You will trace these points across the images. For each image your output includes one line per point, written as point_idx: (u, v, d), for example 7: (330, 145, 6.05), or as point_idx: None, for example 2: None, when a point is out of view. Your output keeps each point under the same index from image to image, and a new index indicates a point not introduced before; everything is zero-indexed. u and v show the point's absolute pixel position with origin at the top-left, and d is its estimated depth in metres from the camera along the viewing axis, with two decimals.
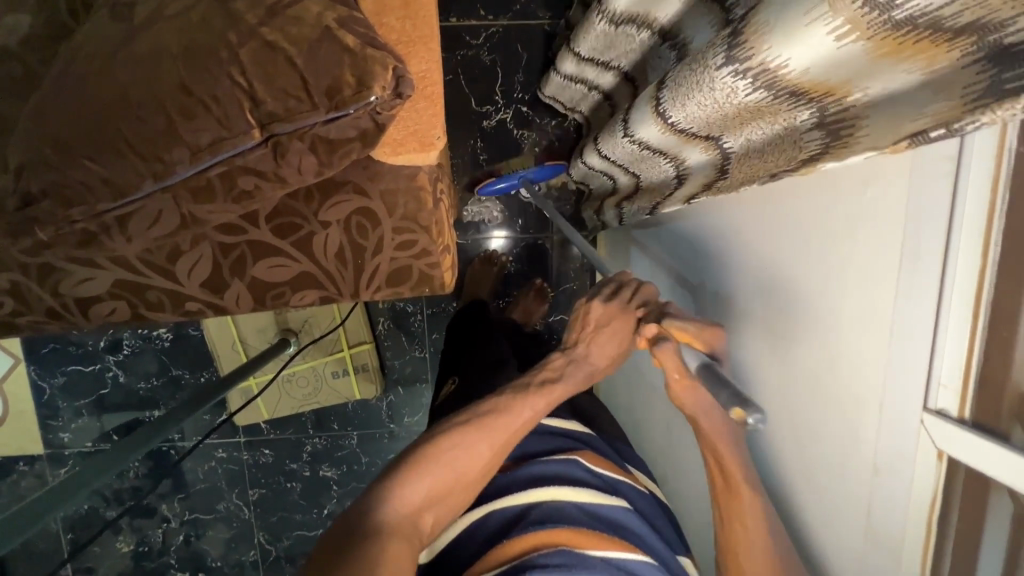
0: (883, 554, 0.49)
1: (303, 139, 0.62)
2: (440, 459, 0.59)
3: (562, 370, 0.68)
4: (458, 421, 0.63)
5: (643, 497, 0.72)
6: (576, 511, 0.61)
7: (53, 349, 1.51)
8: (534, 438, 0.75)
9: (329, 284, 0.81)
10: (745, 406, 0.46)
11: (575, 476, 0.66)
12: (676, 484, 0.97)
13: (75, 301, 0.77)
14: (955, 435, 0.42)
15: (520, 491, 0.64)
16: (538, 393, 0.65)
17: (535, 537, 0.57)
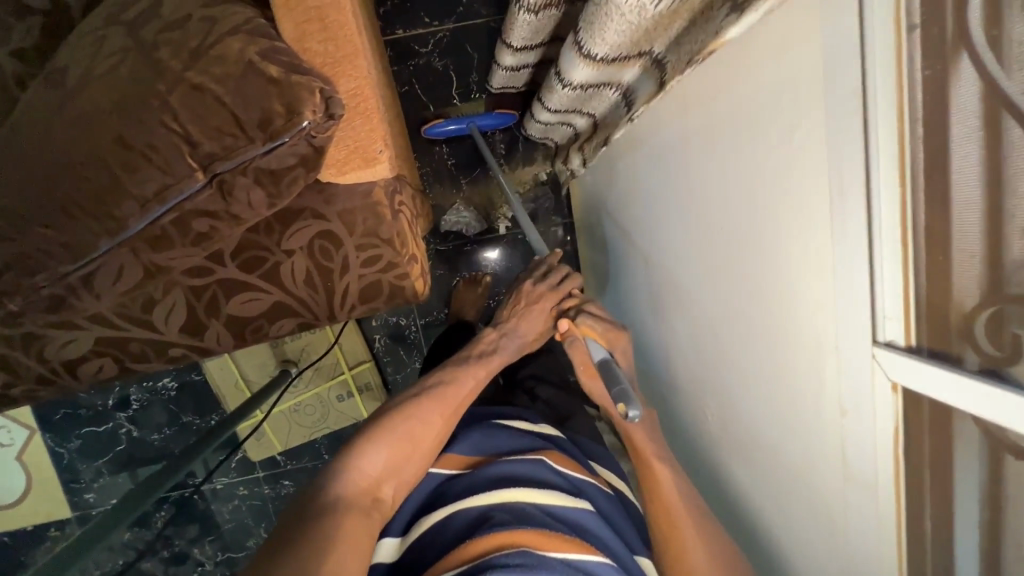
0: (862, 493, 0.49)
1: (247, 174, 0.63)
2: (394, 428, 0.71)
3: (496, 343, 0.88)
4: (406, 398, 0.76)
5: (608, 500, 0.75)
6: (538, 512, 0.63)
7: (64, 415, 1.54)
8: (504, 438, 0.77)
9: (305, 310, 0.82)
10: (628, 403, 0.62)
11: (540, 476, 0.69)
12: None
13: (62, 365, 0.79)
14: (907, 365, 0.42)
15: (486, 491, 0.65)
16: (477, 364, 0.84)
17: (497, 536, 0.58)
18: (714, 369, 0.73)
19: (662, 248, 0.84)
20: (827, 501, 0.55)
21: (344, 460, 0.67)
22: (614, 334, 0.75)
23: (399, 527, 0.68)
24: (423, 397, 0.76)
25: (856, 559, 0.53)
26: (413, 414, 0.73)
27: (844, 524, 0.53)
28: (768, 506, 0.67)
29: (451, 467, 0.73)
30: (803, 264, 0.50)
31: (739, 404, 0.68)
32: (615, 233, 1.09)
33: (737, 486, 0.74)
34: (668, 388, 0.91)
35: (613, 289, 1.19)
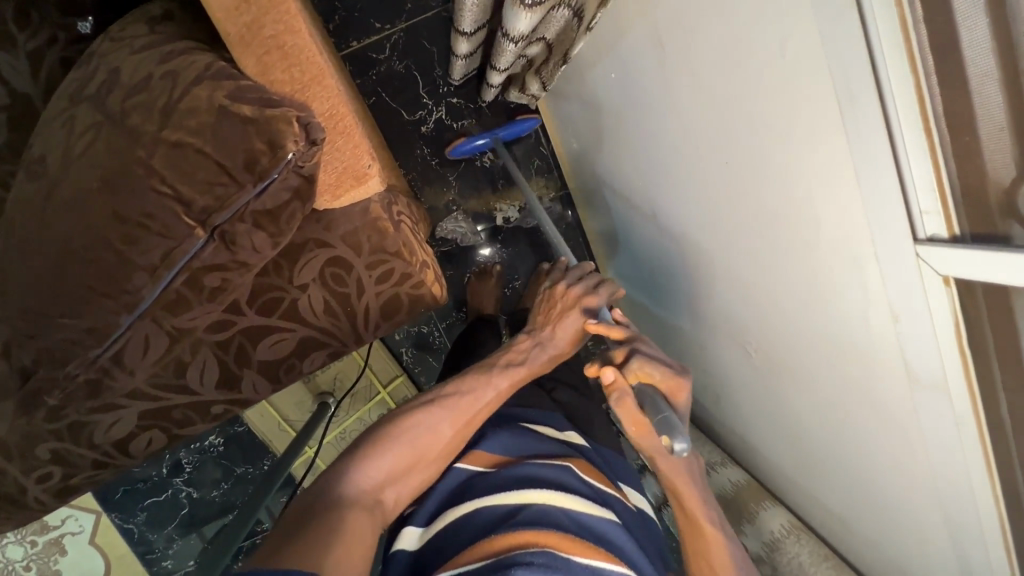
0: (931, 394, 0.47)
1: (244, 219, 0.62)
2: (407, 435, 0.69)
3: (527, 351, 0.80)
4: (426, 400, 0.73)
5: (631, 512, 0.71)
6: (567, 515, 0.60)
7: (124, 492, 1.57)
8: (530, 438, 0.74)
9: (332, 339, 0.82)
10: (673, 437, 0.56)
11: (567, 481, 0.66)
12: (719, 404, 0.97)
13: (114, 445, 0.80)
14: (951, 254, 0.40)
15: (514, 489, 0.62)
16: (503, 374, 0.76)
17: (523, 536, 0.56)
18: (746, 302, 0.72)
19: (668, 203, 0.83)
20: (897, 417, 0.54)
21: (350, 463, 0.65)
22: (673, 381, 0.63)
23: (423, 517, 0.66)
24: (432, 408, 0.72)
25: (938, 467, 0.52)
26: (423, 424, 0.70)
27: (919, 435, 0.52)
28: (835, 435, 0.67)
29: (479, 463, 0.69)
30: (825, 185, 0.49)
31: (780, 330, 0.67)
32: (617, 203, 1.07)
33: (799, 421, 0.74)
34: (707, 340, 0.90)
35: (626, 257, 1.18)
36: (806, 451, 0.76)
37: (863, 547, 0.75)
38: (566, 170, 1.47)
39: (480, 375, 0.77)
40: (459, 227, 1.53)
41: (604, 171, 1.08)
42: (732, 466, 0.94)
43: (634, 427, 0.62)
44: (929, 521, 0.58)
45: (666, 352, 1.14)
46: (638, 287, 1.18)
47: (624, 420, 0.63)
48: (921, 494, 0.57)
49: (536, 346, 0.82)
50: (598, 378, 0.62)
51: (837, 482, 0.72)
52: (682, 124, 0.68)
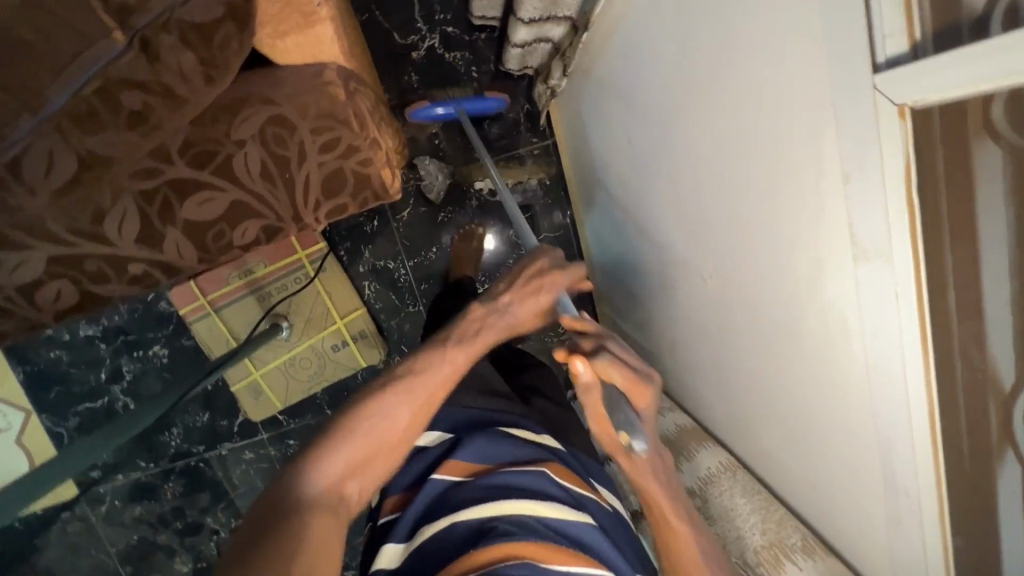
0: (875, 269, 0.43)
1: (170, 31, 0.57)
2: (357, 429, 0.56)
3: (482, 322, 0.68)
4: (378, 386, 0.60)
5: (608, 513, 0.68)
6: (541, 523, 0.57)
7: (59, 393, 1.51)
8: (507, 443, 0.67)
9: (267, 210, 0.77)
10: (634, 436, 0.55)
11: (543, 488, 0.61)
12: (675, 350, 0.92)
13: (18, 291, 0.74)
14: (912, 74, 0.35)
15: (487, 505, 0.58)
16: (458, 349, 0.65)
17: (501, 550, 0.53)
18: (707, 218, 0.68)
19: (645, 121, 0.80)
20: (841, 326, 0.50)
21: (302, 463, 0.53)
22: (636, 387, 0.57)
23: (398, 534, 0.61)
24: (391, 389, 0.60)
25: (875, 379, 0.47)
26: (377, 412, 0.58)
27: (861, 342, 0.48)
28: (780, 367, 0.63)
29: (452, 472, 0.63)
30: (793, 44, 0.45)
31: (737, 242, 0.63)
32: (602, 144, 1.04)
33: (746, 359, 0.70)
34: (672, 279, 0.86)
35: (605, 208, 1.14)
36: (748, 389, 0.71)
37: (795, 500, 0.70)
38: (557, 128, 1.48)
39: (436, 349, 0.64)
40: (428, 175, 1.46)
41: (588, 103, 1.05)
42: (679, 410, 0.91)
43: (596, 421, 0.58)
44: (859, 443, 0.53)
45: (635, 305, 1.10)
46: (613, 240, 1.15)
47: (589, 415, 0.58)
48: (856, 419, 0.52)
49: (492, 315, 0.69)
50: (567, 369, 0.55)
51: (777, 425, 0.68)
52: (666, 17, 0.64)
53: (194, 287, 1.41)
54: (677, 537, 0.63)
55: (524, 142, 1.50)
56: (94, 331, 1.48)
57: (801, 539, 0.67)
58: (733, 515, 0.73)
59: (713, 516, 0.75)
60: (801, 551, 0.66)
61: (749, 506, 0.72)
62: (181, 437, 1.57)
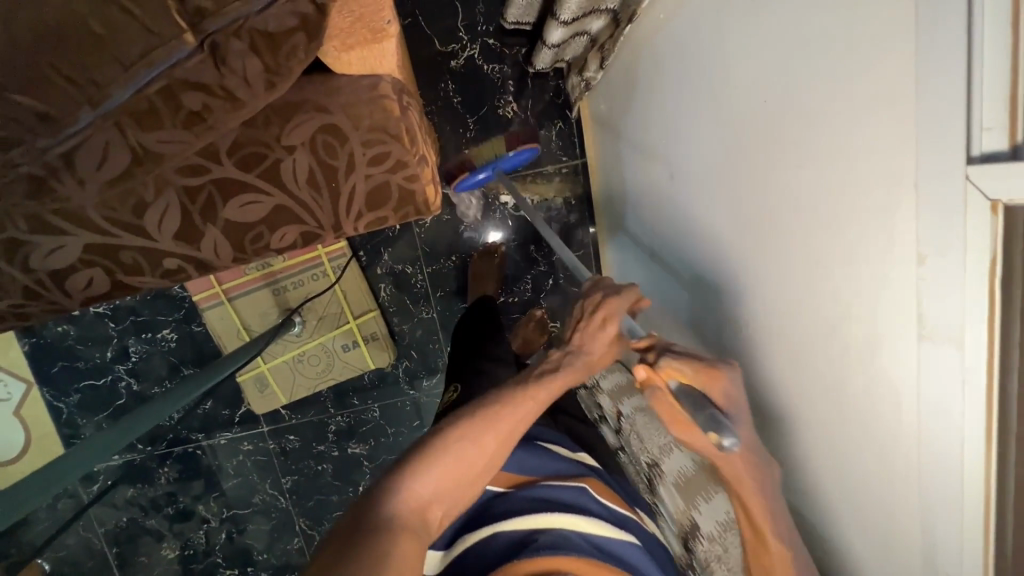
0: (940, 352, 0.43)
1: (241, 38, 0.57)
2: (447, 453, 0.61)
3: (560, 361, 0.71)
4: (464, 417, 0.64)
5: (651, 534, 0.74)
6: (583, 540, 0.64)
7: (63, 367, 1.49)
8: (549, 461, 0.76)
9: (307, 217, 0.76)
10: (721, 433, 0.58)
11: (584, 505, 0.69)
12: None
13: (49, 276, 0.73)
14: (1011, 172, 0.37)
15: (529, 513, 0.66)
16: (538, 382, 0.68)
17: (540, 562, 0.59)
18: (748, 267, 0.68)
19: (686, 161, 0.79)
20: (892, 398, 0.49)
21: (392, 482, 0.58)
22: (705, 375, 0.62)
23: (443, 539, 0.69)
24: (466, 425, 0.63)
25: (925, 454, 0.47)
26: (463, 439, 0.62)
27: (911, 415, 0.48)
28: (812, 425, 0.62)
29: (499, 483, 0.72)
30: (870, 113, 0.45)
31: (778, 296, 0.63)
32: (635, 175, 1.04)
33: (773, 411, 0.70)
34: (697, 320, 0.86)
35: (632, 237, 1.14)
36: (775, 440, 0.71)
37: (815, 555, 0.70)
38: (588, 148, 1.49)
39: (518, 385, 0.67)
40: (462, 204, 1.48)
41: (627, 132, 1.05)
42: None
43: (676, 424, 0.65)
44: (902, 513, 0.53)
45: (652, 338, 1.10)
46: (636, 270, 1.15)
47: (666, 416, 0.65)
48: (899, 489, 0.52)
49: (569, 356, 0.72)
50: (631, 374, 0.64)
51: (802, 479, 0.68)
52: (727, 64, 0.64)
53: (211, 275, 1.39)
54: (769, 552, 0.65)
55: (553, 159, 1.50)
56: (103, 309, 1.47)
57: None
58: None
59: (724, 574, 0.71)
60: None
61: None
62: (182, 423, 1.56)
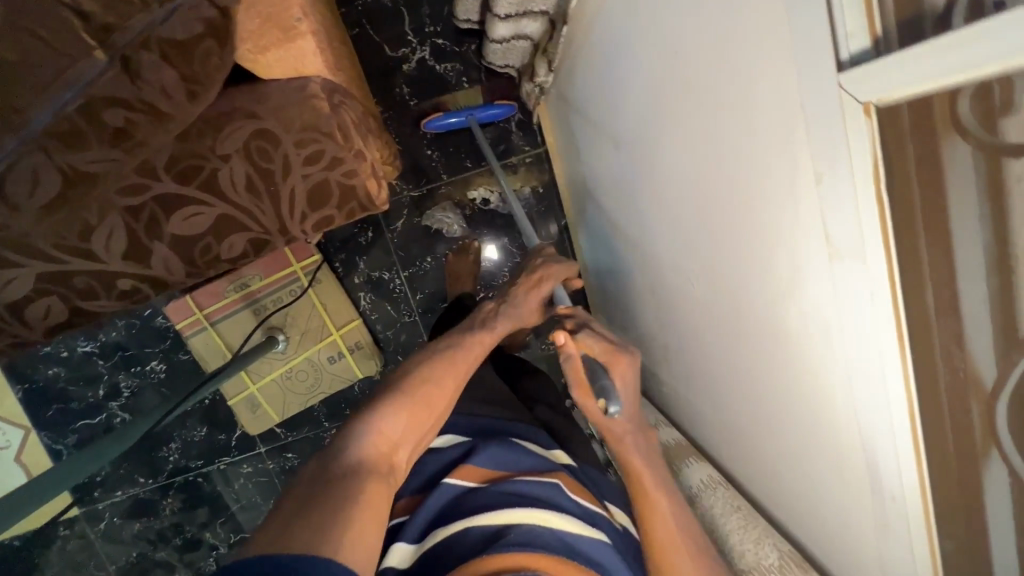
0: (849, 267, 0.44)
1: (151, 49, 0.59)
2: (414, 391, 0.68)
3: (496, 318, 0.83)
4: (423, 360, 0.73)
5: (622, 534, 0.69)
6: (558, 536, 0.58)
7: (58, 410, 1.51)
8: (522, 456, 0.71)
9: (253, 223, 0.77)
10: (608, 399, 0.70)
11: (556, 500, 0.64)
12: (672, 360, 0.92)
13: (7, 309, 0.74)
14: (877, 71, 0.36)
15: (506, 508, 0.59)
16: (483, 332, 0.80)
17: (519, 556, 0.53)
18: (695, 217, 0.69)
19: (636, 122, 0.81)
20: (823, 325, 0.50)
21: (361, 426, 0.61)
22: (612, 356, 0.72)
23: (412, 534, 0.61)
24: (428, 367, 0.71)
25: (865, 405, 0.48)
26: (423, 380, 0.69)
27: (850, 365, 0.48)
28: (764, 387, 0.63)
29: (470, 478, 0.66)
30: (762, 44, 0.46)
31: (722, 241, 0.63)
32: (600, 154, 1.04)
33: (731, 376, 0.70)
34: (666, 291, 0.87)
35: (603, 215, 1.15)
36: (733, 390, 0.71)
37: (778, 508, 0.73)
38: (549, 136, 1.50)
39: (465, 334, 0.79)
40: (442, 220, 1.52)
41: (581, 105, 1.07)
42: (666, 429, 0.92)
43: (579, 389, 0.72)
44: (847, 445, 0.52)
45: (631, 312, 1.12)
46: (610, 241, 1.16)
47: (572, 382, 0.73)
48: (836, 414, 0.52)
49: (502, 314, 0.84)
50: (551, 339, 0.72)
51: (758, 438, 0.69)
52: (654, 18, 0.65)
53: (190, 301, 1.41)
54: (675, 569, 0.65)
55: (516, 150, 1.51)
56: (91, 348, 1.49)
57: (777, 555, 0.67)
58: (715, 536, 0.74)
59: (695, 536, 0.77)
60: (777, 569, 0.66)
61: (729, 525, 0.72)
62: (180, 452, 1.56)
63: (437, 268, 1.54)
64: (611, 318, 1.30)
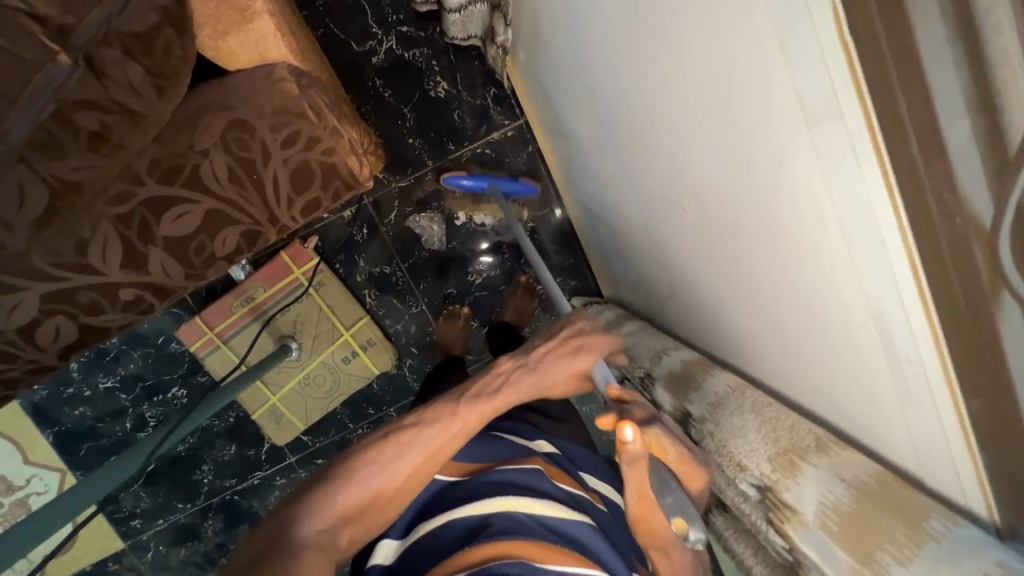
0: (826, 127, 0.43)
1: (112, 45, 0.61)
2: (366, 474, 0.62)
3: (510, 378, 0.73)
4: (391, 434, 0.65)
5: (606, 513, 0.73)
6: (536, 521, 0.62)
7: (90, 448, 1.53)
8: (500, 444, 0.75)
9: (242, 215, 0.78)
10: (688, 521, 0.56)
11: (541, 486, 0.68)
12: (681, 294, 0.91)
13: (18, 333, 0.75)
14: None
15: (487, 498, 0.64)
16: (477, 404, 0.69)
17: (499, 545, 0.58)
18: (675, 138, 0.68)
19: (603, 66, 0.82)
20: (812, 203, 0.48)
21: (305, 506, 0.60)
22: (688, 466, 0.60)
23: (398, 530, 0.67)
24: (405, 433, 0.65)
25: (863, 272, 0.46)
26: (383, 462, 0.63)
27: (839, 234, 0.47)
28: (768, 288, 0.62)
29: (450, 471, 0.71)
30: None
31: (704, 152, 0.63)
32: (575, 103, 1.04)
33: (737, 285, 0.69)
34: (663, 223, 0.86)
35: (590, 167, 1.15)
36: (743, 306, 0.70)
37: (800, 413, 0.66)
38: (526, 105, 1.49)
39: (450, 409, 0.68)
40: (423, 224, 1.53)
41: (550, 65, 1.08)
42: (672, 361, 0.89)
43: (640, 506, 0.58)
44: (858, 329, 0.50)
45: (634, 257, 1.11)
46: (602, 200, 1.16)
47: (632, 497, 0.58)
48: (840, 296, 0.50)
49: (517, 370, 0.74)
50: (618, 437, 0.55)
51: (768, 343, 0.68)
52: None
53: (200, 322, 1.42)
54: None
55: (496, 126, 1.51)
56: (112, 383, 1.51)
57: (814, 436, 0.58)
58: (743, 432, 0.66)
59: (720, 437, 0.69)
60: (815, 450, 0.57)
61: (755, 427, 0.65)
62: (213, 473, 1.58)
63: (433, 260, 1.55)
64: (617, 273, 1.30)
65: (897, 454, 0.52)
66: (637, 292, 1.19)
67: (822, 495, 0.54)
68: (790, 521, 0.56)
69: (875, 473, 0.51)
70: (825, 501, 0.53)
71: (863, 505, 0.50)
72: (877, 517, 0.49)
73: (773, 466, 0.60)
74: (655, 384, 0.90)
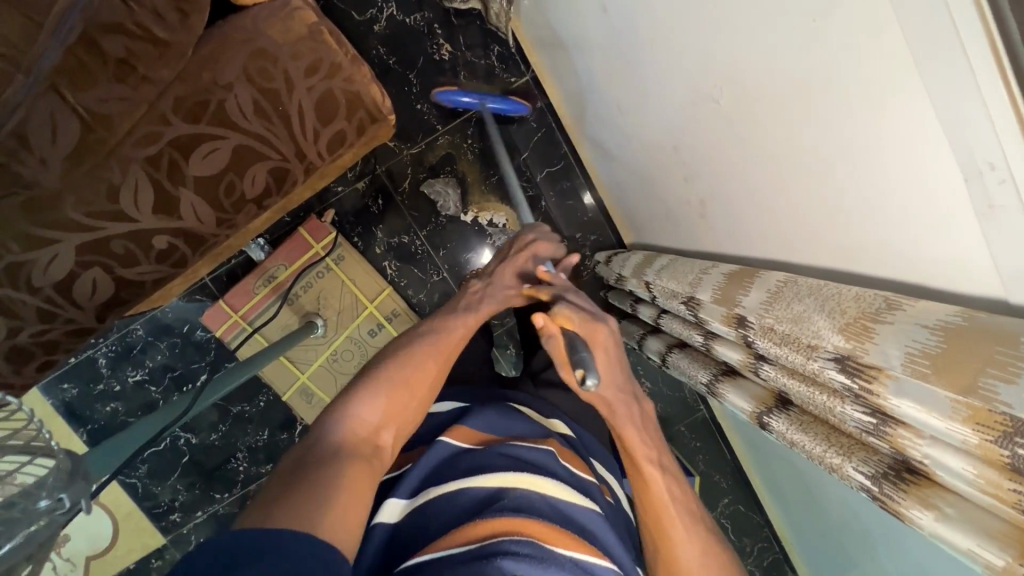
0: None
1: None
2: (395, 377, 0.67)
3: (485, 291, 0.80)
4: (400, 346, 0.72)
5: (611, 503, 0.68)
6: (548, 503, 0.57)
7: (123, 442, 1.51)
8: (516, 420, 0.71)
9: (269, 150, 0.81)
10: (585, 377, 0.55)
11: (551, 468, 0.62)
12: (714, 205, 0.91)
13: (56, 289, 0.74)
14: None
15: (498, 472, 0.59)
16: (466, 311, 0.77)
17: (510, 522, 0.52)
18: (708, 18, 0.68)
19: None
20: (872, 24, 0.48)
21: (340, 410, 0.63)
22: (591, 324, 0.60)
23: (407, 488, 0.61)
24: (410, 348, 0.71)
25: (932, 79, 0.44)
26: (402, 362, 0.69)
27: (902, 49, 0.46)
28: (829, 151, 0.60)
29: (466, 439, 0.65)
30: None
31: (741, 21, 0.63)
32: (588, 31, 1.03)
33: (789, 166, 0.67)
34: (689, 133, 0.87)
35: (607, 102, 1.13)
36: (783, 187, 0.70)
37: (872, 287, 0.63)
38: (532, 60, 1.49)
39: (446, 315, 0.77)
40: (440, 194, 1.51)
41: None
42: (714, 274, 0.88)
43: (566, 373, 0.61)
44: (921, 157, 0.49)
45: (663, 188, 1.09)
46: (619, 136, 1.16)
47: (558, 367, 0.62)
48: (903, 128, 0.50)
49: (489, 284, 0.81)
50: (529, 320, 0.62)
51: (829, 221, 0.66)
52: None
53: (225, 305, 1.41)
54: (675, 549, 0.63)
55: (502, 85, 1.50)
56: (142, 376, 1.50)
57: (883, 298, 0.57)
58: (807, 317, 0.64)
59: (783, 327, 0.66)
60: (887, 310, 0.55)
61: (815, 306, 0.63)
62: (248, 460, 1.55)
63: (452, 226, 1.54)
64: (642, 212, 1.28)
65: (988, 291, 0.49)
66: (666, 228, 1.18)
67: (908, 344, 0.51)
68: (878, 380, 0.53)
69: (963, 313, 0.49)
70: (912, 348, 0.51)
71: (957, 345, 0.47)
72: (980, 346, 0.45)
73: (847, 336, 0.57)
74: (700, 302, 0.88)
